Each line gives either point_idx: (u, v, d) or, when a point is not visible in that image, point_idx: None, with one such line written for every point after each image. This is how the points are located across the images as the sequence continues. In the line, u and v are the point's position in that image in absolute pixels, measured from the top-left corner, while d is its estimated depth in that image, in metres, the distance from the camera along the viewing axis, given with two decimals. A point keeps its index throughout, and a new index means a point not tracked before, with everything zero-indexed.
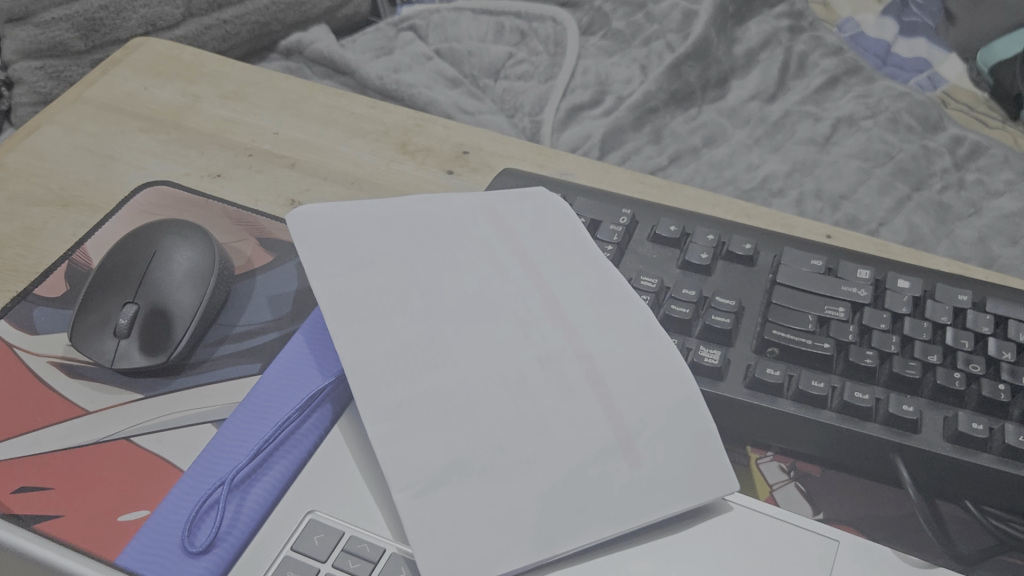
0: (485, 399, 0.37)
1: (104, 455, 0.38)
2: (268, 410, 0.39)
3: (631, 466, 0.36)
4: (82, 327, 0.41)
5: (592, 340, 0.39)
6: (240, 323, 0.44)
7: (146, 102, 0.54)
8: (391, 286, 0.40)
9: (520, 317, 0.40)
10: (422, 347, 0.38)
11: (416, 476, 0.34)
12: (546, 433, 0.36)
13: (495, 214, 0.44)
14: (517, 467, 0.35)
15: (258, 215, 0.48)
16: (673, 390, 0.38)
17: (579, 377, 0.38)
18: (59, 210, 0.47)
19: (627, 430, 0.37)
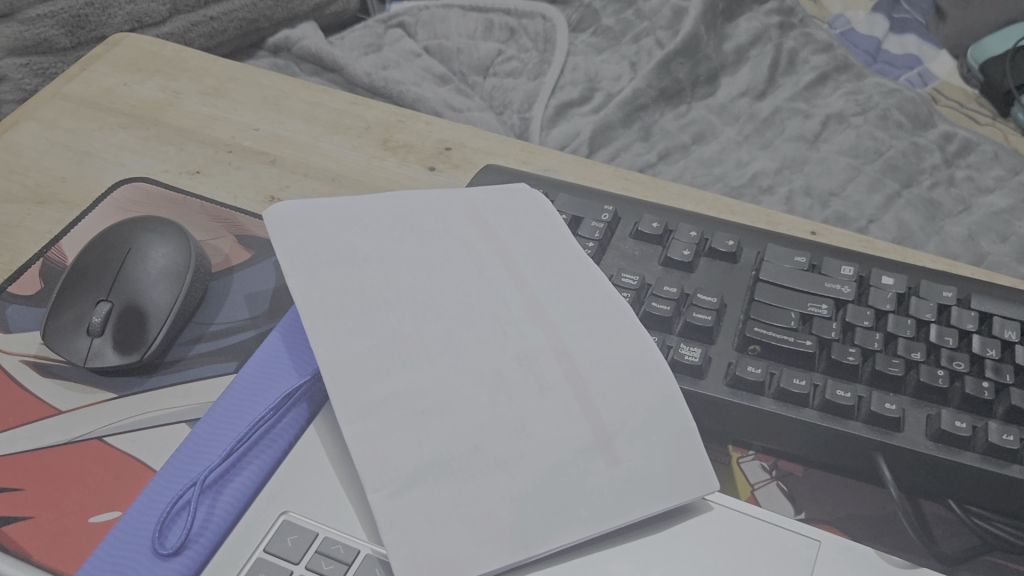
0: (462, 399, 0.36)
1: (75, 455, 0.38)
2: (242, 409, 0.38)
3: (610, 466, 0.35)
4: (56, 326, 0.40)
5: (573, 337, 0.38)
6: (217, 321, 0.43)
7: (125, 98, 0.53)
8: (367, 282, 0.39)
9: (499, 314, 0.39)
10: (397, 346, 0.37)
11: (392, 477, 0.33)
12: (525, 432, 0.35)
13: (475, 210, 0.43)
14: (494, 467, 0.34)
15: (236, 212, 0.47)
16: (654, 390, 0.37)
17: (558, 375, 0.37)
18: (35, 208, 0.47)
19: (607, 429, 0.36)
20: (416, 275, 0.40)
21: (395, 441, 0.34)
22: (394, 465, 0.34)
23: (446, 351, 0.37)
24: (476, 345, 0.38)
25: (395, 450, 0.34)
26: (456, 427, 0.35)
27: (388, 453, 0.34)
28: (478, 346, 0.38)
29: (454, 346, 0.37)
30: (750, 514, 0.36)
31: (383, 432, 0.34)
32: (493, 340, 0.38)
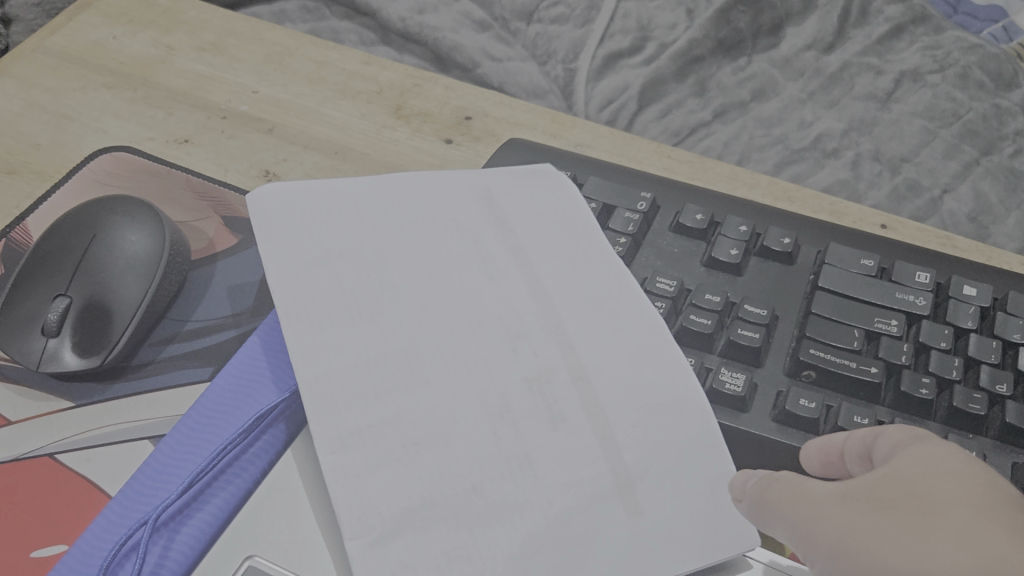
0: (461, 428, 0.29)
1: (20, 476, 0.33)
2: (210, 430, 0.33)
3: (632, 516, 0.29)
4: (9, 321, 0.36)
5: (593, 358, 0.32)
6: (195, 318, 0.38)
7: (113, 54, 0.48)
8: (355, 283, 0.33)
9: (508, 327, 0.33)
10: (386, 361, 0.31)
11: (378, 519, 0.27)
12: (533, 472, 0.29)
13: (490, 197, 0.37)
14: (496, 514, 0.28)
15: (225, 189, 0.42)
16: (687, 425, 0.31)
17: (574, 403, 0.31)
18: (3, 178, 0.42)
19: (628, 469, 0.30)
20: (414, 277, 0.34)
21: (382, 476, 0.28)
22: (376, 508, 0.27)
23: (446, 370, 0.31)
24: (481, 363, 0.31)
25: (379, 491, 0.28)
26: (452, 464, 0.29)
27: (373, 491, 0.28)
28: (481, 365, 0.31)
29: (454, 364, 0.31)
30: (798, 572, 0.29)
31: (368, 464, 0.28)
32: (501, 358, 0.32)
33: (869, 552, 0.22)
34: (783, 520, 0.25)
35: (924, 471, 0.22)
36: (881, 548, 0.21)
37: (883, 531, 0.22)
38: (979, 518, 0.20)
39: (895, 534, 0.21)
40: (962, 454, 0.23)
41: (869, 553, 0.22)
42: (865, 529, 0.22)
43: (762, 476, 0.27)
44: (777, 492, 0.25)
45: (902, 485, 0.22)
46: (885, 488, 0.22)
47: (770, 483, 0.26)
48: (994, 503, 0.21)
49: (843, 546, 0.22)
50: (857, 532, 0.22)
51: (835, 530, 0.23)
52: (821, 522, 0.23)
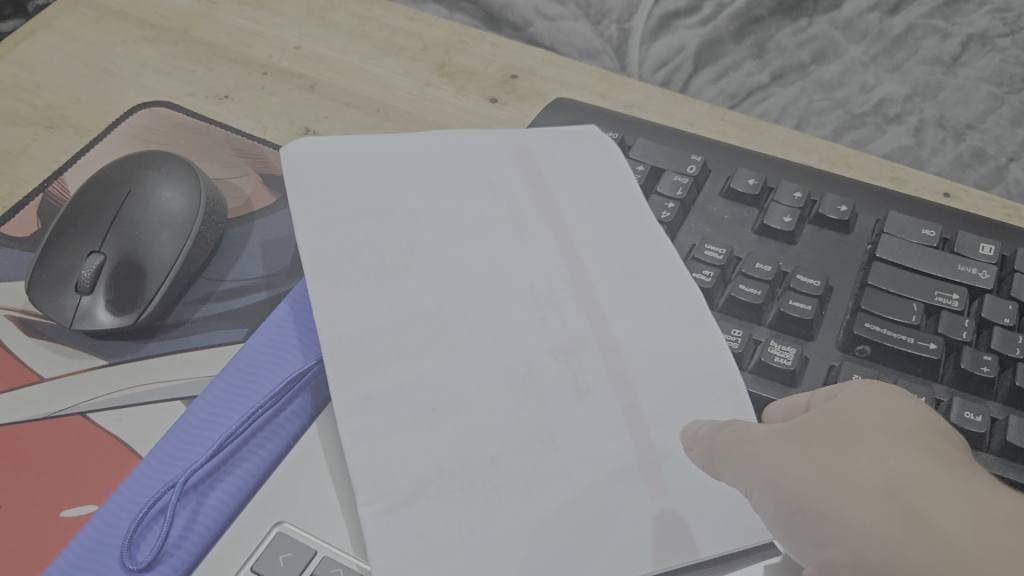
0: (483, 395, 0.28)
1: (52, 434, 0.33)
2: (241, 395, 0.32)
3: (653, 497, 0.27)
4: (42, 275, 0.35)
5: (625, 330, 0.31)
6: (230, 278, 0.38)
7: (155, 7, 0.47)
8: (387, 245, 0.32)
9: (538, 294, 0.31)
10: (413, 325, 0.30)
11: (395, 484, 0.26)
12: (554, 446, 0.28)
13: (530, 160, 0.36)
14: (513, 486, 0.27)
15: (264, 147, 0.42)
16: (722, 403, 0.29)
17: (602, 376, 0.29)
18: (42, 132, 0.42)
19: (654, 447, 0.28)
20: (447, 240, 0.32)
21: (405, 441, 0.27)
22: (389, 478, 0.26)
23: (473, 336, 0.30)
24: (508, 331, 0.30)
25: (394, 459, 0.27)
26: (471, 432, 0.28)
27: (388, 457, 0.27)
28: (509, 335, 0.30)
29: (483, 331, 0.30)
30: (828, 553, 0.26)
31: (385, 429, 0.27)
32: (528, 326, 0.30)
33: (795, 472, 0.22)
34: (730, 462, 0.24)
35: (860, 404, 0.23)
36: (806, 465, 0.22)
37: (810, 459, 0.22)
38: (906, 436, 0.21)
39: (825, 454, 0.22)
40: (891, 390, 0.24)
41: (795, 471, 0.22)
42: (795, 452, 0.22)
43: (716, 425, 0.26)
44: (726, 434, 0.25)
45: (836, 413, 0.23)
46: (823, 418, 0.23)
47: (722, 430, 0.25)
48: (924, 428, 0.22)
49: (773, 472, 0.22)
50: (787, 464, 0.22)
51: (770, 457, 0.23)
52: (759, 451, 0.23)
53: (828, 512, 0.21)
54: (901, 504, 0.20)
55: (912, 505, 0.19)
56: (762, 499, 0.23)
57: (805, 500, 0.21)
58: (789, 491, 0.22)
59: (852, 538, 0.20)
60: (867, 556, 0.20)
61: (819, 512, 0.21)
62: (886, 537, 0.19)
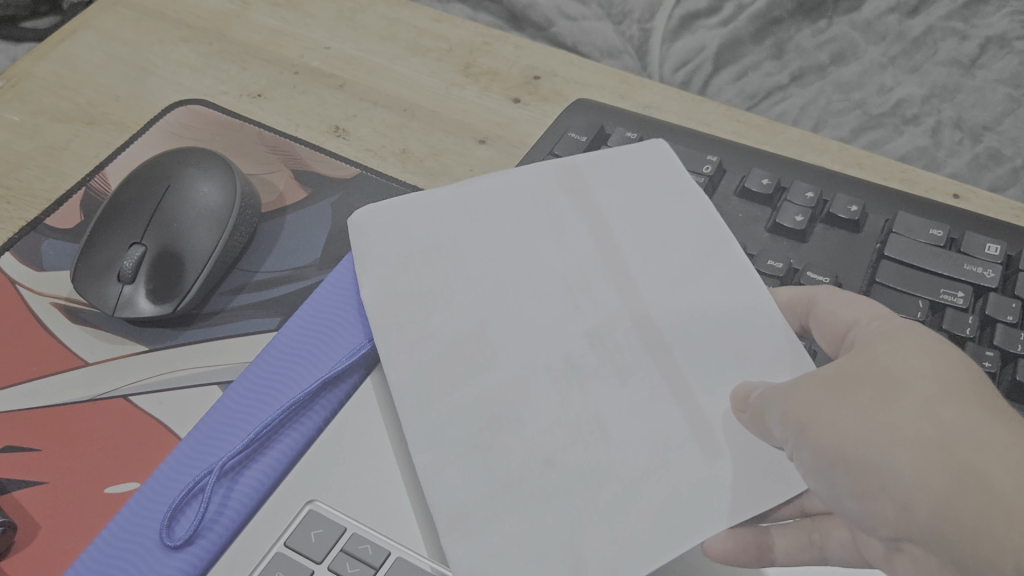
0: (530, 393, 0.28)
1: (95, 416, 0.34)
2: (272, 385, 0.34)
3: (711, 460, 0.26)
4: (86, 267, 0.37)
5: (666, 302, 0.30)
6: (263, 270, 0.39)
7: (191, 7, 0.49)
8: (437, 271, 0.32)
9: (571, 286, 0.31)
10: (469, 346, 0.30)
11: (467, 515, 0.26)
12: (605, 431, 0.27)
13: (571, 163, 0.34)
14: (574, 485, 0.26)
15: (295, 143, 0.43)
16: (765, 351, 0.28)
17: (641, 351, 0.29)
18: (84, 128, 0.44)
19: (702, 411, 0.27)
20: (491, 254, 0.32)
21: (467, 467, 0.27)
22: (456, 496, 0.27)
23: (520, 340, 0.29)
24: (546, 326, 0.30)
25: (470, 481, 0.27)
26: (532, 436, 0.27)
27: (459, 482, 0.27)
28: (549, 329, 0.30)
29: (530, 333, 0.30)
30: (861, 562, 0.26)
31: (455, 461, 0.27)
32: (564, 317, 0.30)
33: (833, 423, 0.22)
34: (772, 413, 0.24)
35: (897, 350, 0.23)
36: (850, 416, 0.22)
37: (849, 408, 0.22)
38: (954, 388, 0.21)
39: (870, 403, 0.22)
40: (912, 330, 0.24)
41: (836, 421, 0.22)
42: (836, 403, 0.22)
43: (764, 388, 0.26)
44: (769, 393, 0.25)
45: (873, 361, 0.23)
46: (857, 365, 0.23)
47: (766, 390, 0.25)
48: (967, 376, 0.22)
49: (813, 424, 0.23)
50: (822, 416, 0.23)
51: (809, 406, 0.23)
52: (799, 401, 0.23)
53: (876, 467, 0.21)
54: (958, 466, 0.20)
55: (969, 464, 0.20)
56: (798, 448, 0.23)
57: (849, 452, 0.22)
58: (828, 444, 0.22)
59: (902, 490, 0.21)
60: (919, 510, 0.20)
61: (865, 464, 0.21)
62: (945, 495, 0.20)
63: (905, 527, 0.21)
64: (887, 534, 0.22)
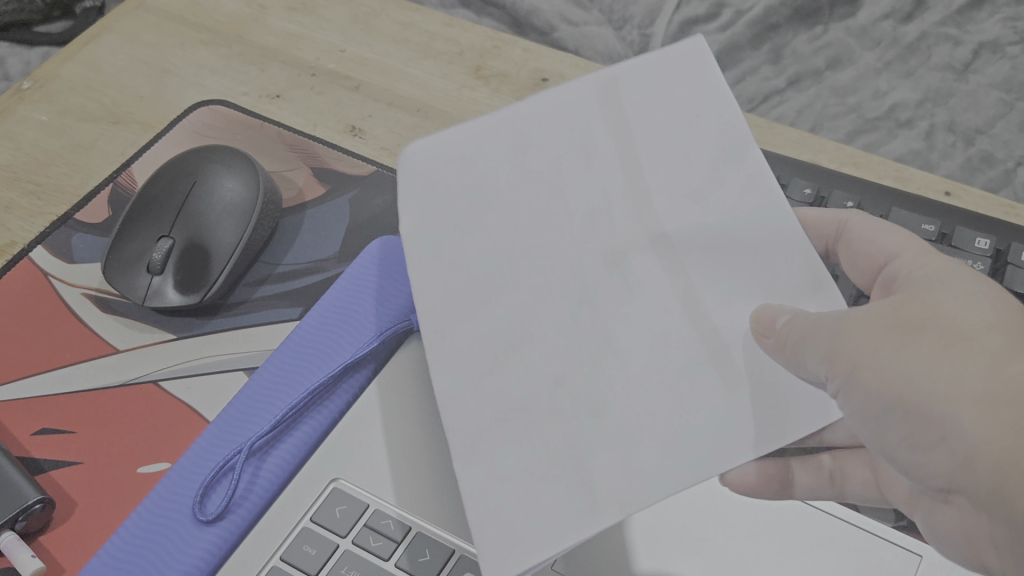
0: (544, 318, 0.25)
1: (126, 400, 0.36)
2: (300, 362, 0.35)
3: (729, 391, 0.23)
4: (116, 260, 0.39)
5: (685, 219, 0.25)
6: (285, 262, 0.41)
7: (209, 11, 0.51)
8: (459, 185, 0.26)
9: (595, 210, 0.26)
10: (490, 287, 0.25)
11: (475, 436, 0.23)
12: (614, 354, 0.24)
13: (615, 75, 0.27)
14: (575, 412, 0.23)
15: (313, 142, 0.45)
16: (786, 275, 0.25)
17: (654, 275, 0.25)
18: (110, 128, 0.46)
19: (719, 333, 0.24)
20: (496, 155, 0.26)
21: (480, 388, 0.24)
22: (463, 422, 0.24)
23: (535, 271, 0.25)
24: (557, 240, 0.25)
25: (475, 403, 0.24)
26: (541, 366, 0.24)
27: (468, 410, 0.24)
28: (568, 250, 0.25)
29: (555, 265, 0.25)
30: (867, 529, 0.29)
31: (467, 382, 0.24)
32: (573, 233, 0.25)
33: (891, 368, 0.23)
34: (811, 347, 0.23)
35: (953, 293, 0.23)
36: (907, 360, 0.22)
37: (908, 354, 0.22)
38: (1019, 338, 0.21)
39: (931, 347, 0.22)
40: (967, 275, 0.24)
41: (894, 363, 0.23)
42: (894, 349, 0.23)
43: (793, 316, 0.24)
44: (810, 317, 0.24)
45: (926, 309, 0.23)
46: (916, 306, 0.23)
47: (801, 319, 0.23)
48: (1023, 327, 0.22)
49: (873, 365, 0.23)
50: (878, 358, 0.23)
51: (869, 344, 0.23)
52: (851, 339, 0.23)
53: (934, 416, 0.22)
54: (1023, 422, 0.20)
55: None
56: (847, 389, 0.23)
57: (903, 396, 0.22)
58: (886, 390, 0.23)
59: (962, 441, 0.21)
60: (977, 464, 0.21)
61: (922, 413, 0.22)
62: (1006, 452, 0.20)
63: (957, 480, 0.22)
64: (936, 479, 0.23)
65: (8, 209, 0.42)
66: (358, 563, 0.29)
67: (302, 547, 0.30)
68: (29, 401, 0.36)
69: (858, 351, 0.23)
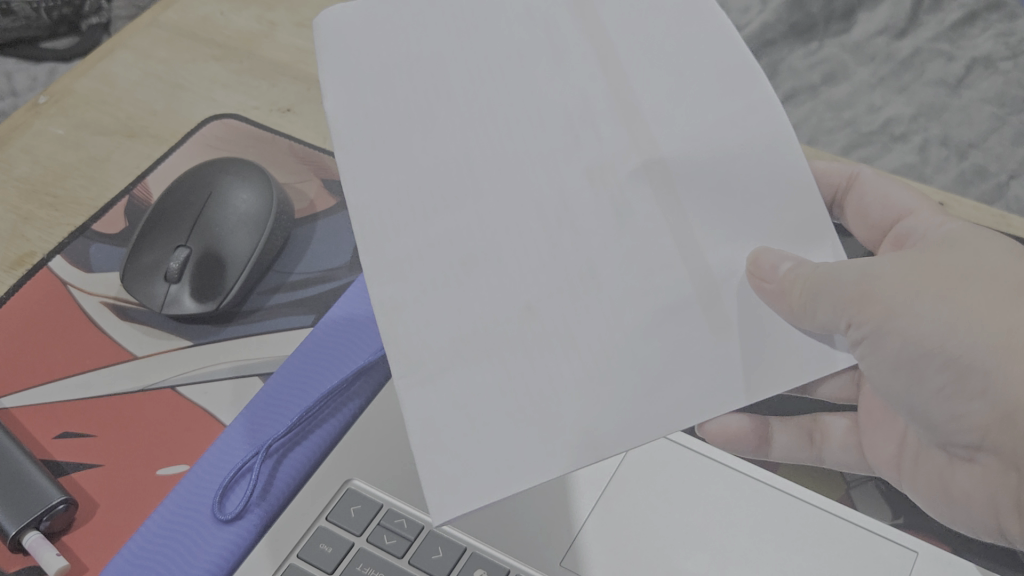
0: (510, 235, 0.27)
1: (145, 405, 0.37)
2: (313, 371, 0.36)
3: (718, 338, 0.26)
4: (134, 269, 0.40)
5: (676, 144, 0.28)
6: (298, 271, 0.42)
7: (220, 28, 0.52)
8: (413, 98, 0.29)
9: (572, 117, 0.28)
10: (446, 185, 0.28)
11: (431, 355, 0.26)
12: (592, 279, 0.27)
13: None
14: (552, 337, 0.26)
15: (324, 155, 0.46)
16: (783, 218, 0.27)
17: (645, 205, 0.27)
18: (125, 141, 0.47)
19: (709, 270, 0.27)
20: (473, 79, 0.29)
21: (432, 306, 0.26)
22: (424, 333, 0.26)
23: (499, 175, 0.28)
24: (540, 156, 0.28)
25: (436, 319, 0.26)
26: (507, 282, 0.26)
27: (423, 323, 0.26)
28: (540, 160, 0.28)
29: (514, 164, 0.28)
30: (863, 525, 0.31)
31: (422, 292, 0.27)
32: (553, 148, 0.28)
33: (932, 319, 0.27)
34: (824, 294, 0.26)
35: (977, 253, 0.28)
36: (946, 309, 0.27)
37: (949, 306, 0.27)
38: None
39: (971, 302, 0.26)
40: (978, 236, 0.29)
41: (930, 311, 0.27)
42: (934, 301, 0.27)
43: (797, 265, 0.26)
44: (822, 266, 0.27)
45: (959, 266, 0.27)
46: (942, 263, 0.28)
47: (805, 268, 0.26)
48: None
49: (906, 312, 0.27)
50: (918, 308, 0.27)
51: (900, 293, 0.27)
52: (889, 288, 0.27)
53: (978, 363, 0.26)
54: None
55: None
56: (881, 334, 0.27)
57: (942, 343, 0.27)
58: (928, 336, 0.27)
59: (1008, 393, 0.26)
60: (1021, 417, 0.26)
61: (965, 360, 0.26)
62: None
63: (998, 429, 0.27)
64: (968, 423, 0.27)
65: (27, 221, 0.43)
66: (372, 560, 0.30)
67: (318, 546, 0.31)
68: (50, 406, 0.37)
69: (898, 300, 0.27)
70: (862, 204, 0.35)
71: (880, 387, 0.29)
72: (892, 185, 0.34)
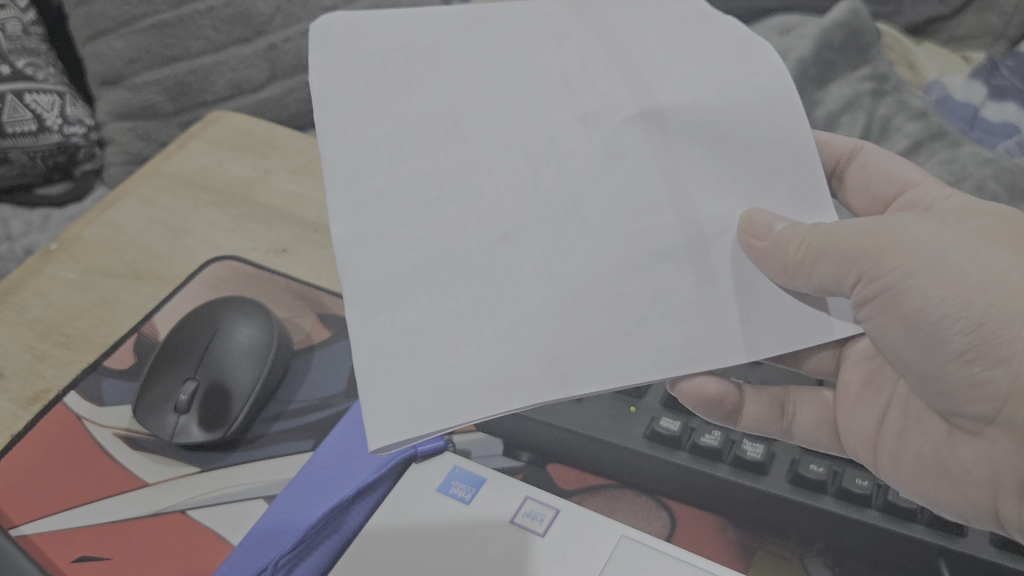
0: (497, 167, 0.31)
1: (156, 527, 0.39)
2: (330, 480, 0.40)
3: (701, 282, 0.31)
4: (147, 401, 0.43)
5: (674, 98, 0.33)
6: (298, 400, 0.45)
7: (219, 176, 0.57)
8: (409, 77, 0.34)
9: (568, 76, 0.34)
10: (431, 120, 0.32)
11: (381, 283, 0.30)
12: (576, 213, 0.31)
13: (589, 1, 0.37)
14: (529, 256, 0.30)
15: (318, 291, 0.50)
16: (774, 167, 0.32)
17: (636, 145, 0.32)
18: (131, 283, 0.50)
19: (696, 224, 0.31)
20: (468, 50, 0.34)
21: (392, 239, 0.30)
22: (377, 266, 0.30)
23: (489, 124, 0.32)
24: (529, 117, 0.33)
25: (390, 250, 0.30)
26: (481, 214, 0.31)
27: (383, 254, 0.30)
28: (539, 107, 0.33)
29: (498, 110, 0.33)
30: None
31: (394, 237, 0.31)
32: (556, 102, 0.33)
33: (955, 277, 0.30)
34: (826, 253, 0.31)
35: (1010, 222, 0.31)
36: (970, 269, 0.30)
37: (971, 266, 0.30)
38: None
39: (994, 265, 0.30)
40: (999, 210, 0.33)
41: (956, 275, 0.30)
42: (958, 261, 0.30)
43: (788, 226, 0.31)
44: (820, 227, 0.32)
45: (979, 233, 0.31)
46: (969, 226, 0.31)
47: (797, 229, 0.31)
48: None
49: (925, 274, 0.31)
50: (941, 266, 0.30)
51: (923, 254, 0.31)
52: (913, 250, 0.31)
53: (1004, 332, 0.29)
54: None
55: None
56: (900, 291, 0.31)
57: (968, 308, 0.30)
58: (951, 294, 0.30)
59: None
60: None
61: (989, 329, 0.30)
62: None
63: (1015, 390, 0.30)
64: (988, 384, 0.30)
65: (42, 359, 0.46)
66: None
67: None
68: (67, 532, 0.39)
69: (921, 256, 0.31)
70: (864, 174, 0.41)
71: (890, 345, 0.33)
72: (895, 161, 0.41)
